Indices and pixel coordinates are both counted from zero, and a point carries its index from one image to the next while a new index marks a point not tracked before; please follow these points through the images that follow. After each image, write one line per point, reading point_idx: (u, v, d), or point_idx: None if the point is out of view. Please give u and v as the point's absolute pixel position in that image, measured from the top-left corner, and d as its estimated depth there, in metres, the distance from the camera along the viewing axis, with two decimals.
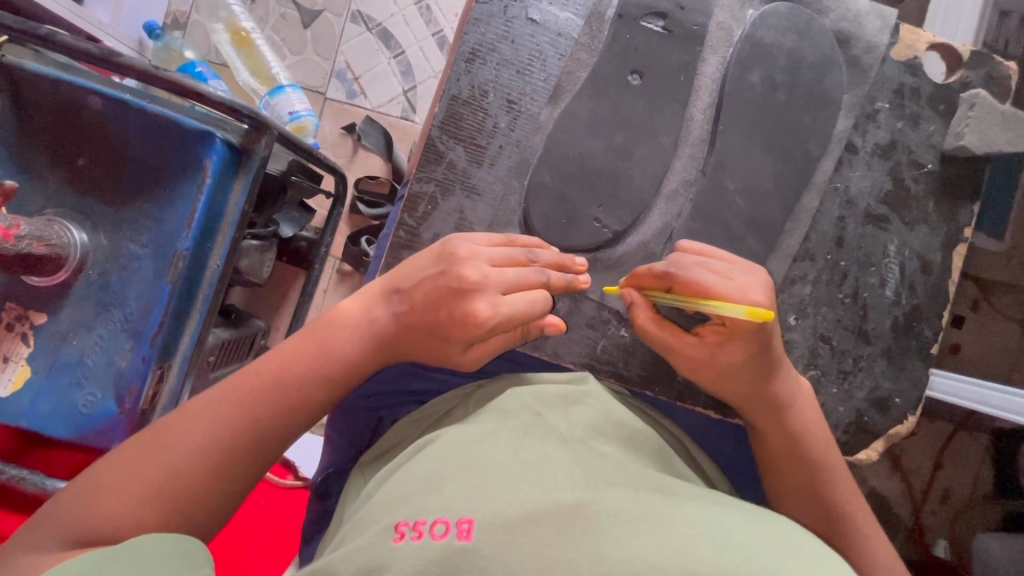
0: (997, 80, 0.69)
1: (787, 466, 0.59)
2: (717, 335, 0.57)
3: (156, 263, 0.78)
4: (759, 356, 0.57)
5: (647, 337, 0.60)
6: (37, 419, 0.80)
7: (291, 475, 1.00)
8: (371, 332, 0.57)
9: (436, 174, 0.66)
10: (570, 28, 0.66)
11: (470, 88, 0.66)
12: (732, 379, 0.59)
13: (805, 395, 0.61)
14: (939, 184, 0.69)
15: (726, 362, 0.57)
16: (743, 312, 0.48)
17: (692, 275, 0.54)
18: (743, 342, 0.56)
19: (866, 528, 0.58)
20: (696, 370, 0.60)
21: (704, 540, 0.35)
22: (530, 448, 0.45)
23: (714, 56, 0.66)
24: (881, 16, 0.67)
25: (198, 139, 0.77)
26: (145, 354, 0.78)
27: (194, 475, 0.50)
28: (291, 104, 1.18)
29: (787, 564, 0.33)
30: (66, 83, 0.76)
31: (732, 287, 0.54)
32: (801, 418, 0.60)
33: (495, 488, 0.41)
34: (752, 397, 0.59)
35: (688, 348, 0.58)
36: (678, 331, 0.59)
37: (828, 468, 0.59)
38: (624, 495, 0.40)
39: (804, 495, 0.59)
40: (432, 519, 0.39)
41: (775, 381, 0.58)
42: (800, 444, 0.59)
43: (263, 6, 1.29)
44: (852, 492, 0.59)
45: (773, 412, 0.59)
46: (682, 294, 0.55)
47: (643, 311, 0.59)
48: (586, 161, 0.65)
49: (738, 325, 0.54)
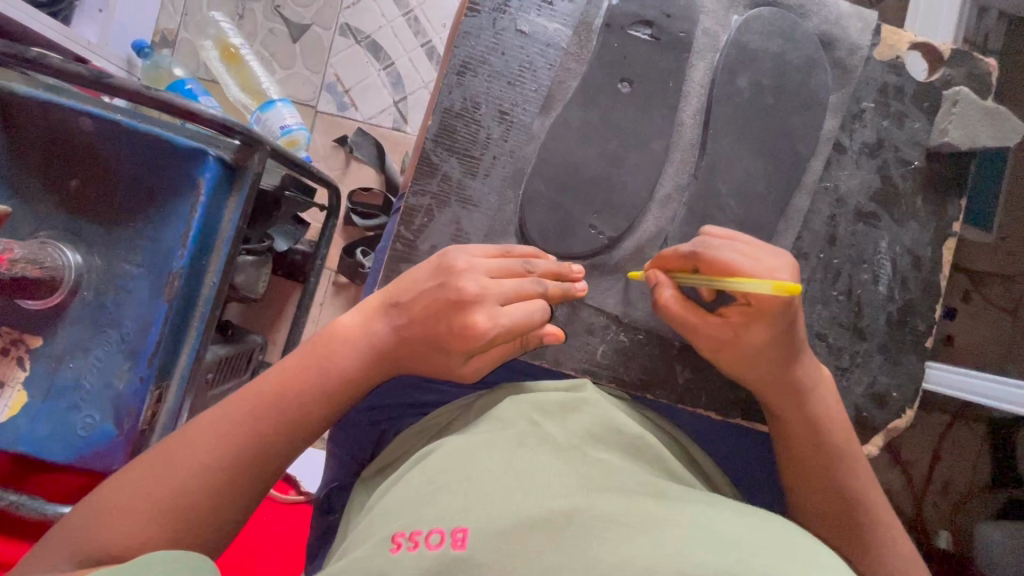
0: (978, 77, 0.70)
1: (808, 455, 0.60)
2: (742, 315, 0.57)
3: (151, 282, 0.78)
4: (782, 339, 0.57)
5: (671, 319, 0.60)
6: (34, 443, 0.79)
7: (293, 490, 0.99)
8: (370, 346, 0.57)
9: (431, 187, 0.66)
10: (559, 38, 0.66)
11: (462, 100, 0.66)
12: (754, 365, 0.59)
13: (825, 382, 0.61)
14: (927, 181, 0.70)
15: (749, 346, 0.58)
16: (766, 286, 0.47)
17: (720, 254, 0.55)
18: (767, 322, 0.56)
19: (883, 518, 0.59)
20: (718, 352, 0.60)
21: (697, 542, 0.35)
22: (525, 456, 0.45)
23: (701, 63, 0.67)
24: (862, 18, 0.68)
25: (191, 158, 0.77)
26: (142, 373, 0.78)
27: (204, 491, 0.50)
28: (281, 118, 1.18)
29: (783, 564, 0.34)
30: (56, 106, 0.76)
31: (757, 268, 0.54)
32: (823, 404, 0.60)
33: (489, 496, 0.41)
34: (774, 384, 0.60)
35: (712, 329, 0.58)
36: (702, 312, 0.59)
37: (848, 456, 0.60)
38: (619, 500, 0.40)
39: (823, 485, 0.60)
40: (428, 529, 0.39)
41: (796, 367, 0.59)
42: (819, 429, 0.60)
43: (252, 22, 1.29)
44: (869, 480, 0.60)
45: (795, 399, 0.60)
46: (709, 272, 0.55)
47: (668, 291, 0.59)
48: (579, 169, 0.65)
49: (763, 304, 0.54)
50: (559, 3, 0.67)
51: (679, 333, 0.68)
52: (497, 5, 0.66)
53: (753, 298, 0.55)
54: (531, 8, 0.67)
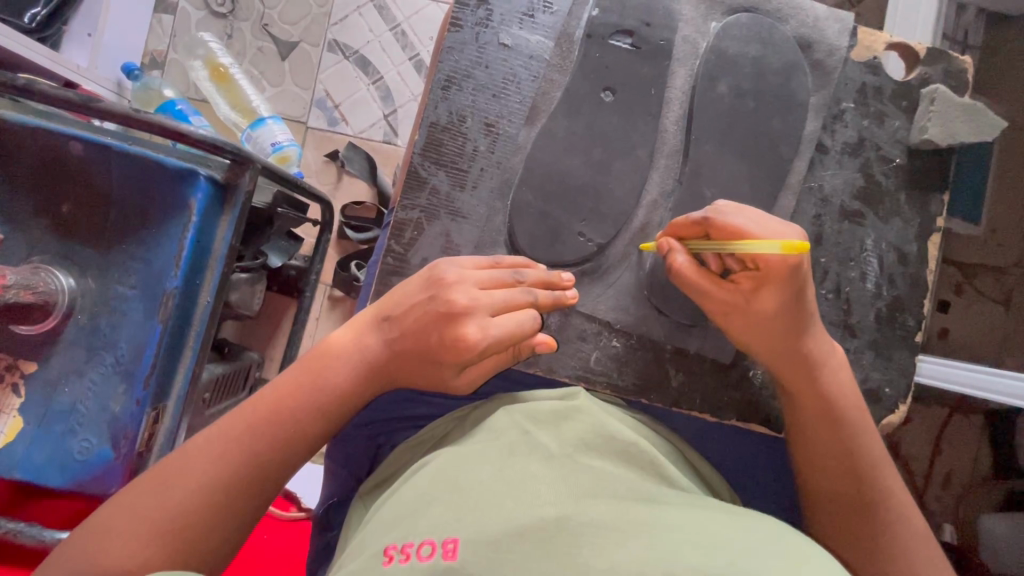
0: (955, 75, 0.71)
1: (821, 428, 0.60)
2: (752, 281, 0.58)
3: (146, 304, 0.78)
4: (793, 305, 0.57)
5: (684, 286, 0.60)
6: (31, 469, 0.79)
7: (293, 507, 0.99)
8: (363, 360, 0.57)
9: (420, 201, 0.67)
10: (541, 50, 0.68)
11: (448, 114, 0.67)
12: (765, 331, 0.59)
13: (836, 356, 0.61)
14: (909, 177, 0.71)
15: (761, 311, 0.58)
16: (775, 247, 0.49)
17: (730, 219, 0.56)
18: (777, 287, 0.56)
19: (898, 494, 0.59)
20: (731, 321, 0.61)
21: (685, 546, 0.36)
22: (515, 466, 0.46)
23: (682, 70, 0.68)
24: (839, 20, 0.69)
25: (181, 178, 0.78)
26: (138, 396, 0.78)
27: (202, 510, 0.50)
28: (272, 135, 1.19)
29: (772, 565, 0.34)
30: (46, 131, 0.76)
31: (766, 231, 0.55)
32: (836, 377, 0.61)
33: (480, 505, 0.41)
34: (788, 357, 0.60)
35: (725, 295, 0.59)
36: (715, 279, 0.59)
37: (863, 430, 0.60)
38: (608, 506, 0.41)
39: (838, 461, 0.60)
40: (419, 540, 0.40)
41: (809, 339, 0.59)
42: (831, 402, 0.60)
43: (240, 41, 1.30)
44: (882, 457, 0.60)
45: (809, 372, 0.60)
46: (720, 238, 0.56)
47: (681, 257, 0.59)
48: (566, 178, 0.66)
49: (772, 268, 0.55)
50: (540, 15, 0.68)
51: (670, 337, 0.69)
52: (480, 20, 0.67)
53: (761, 262, 0.56)
54: (513, 21, 0.68)
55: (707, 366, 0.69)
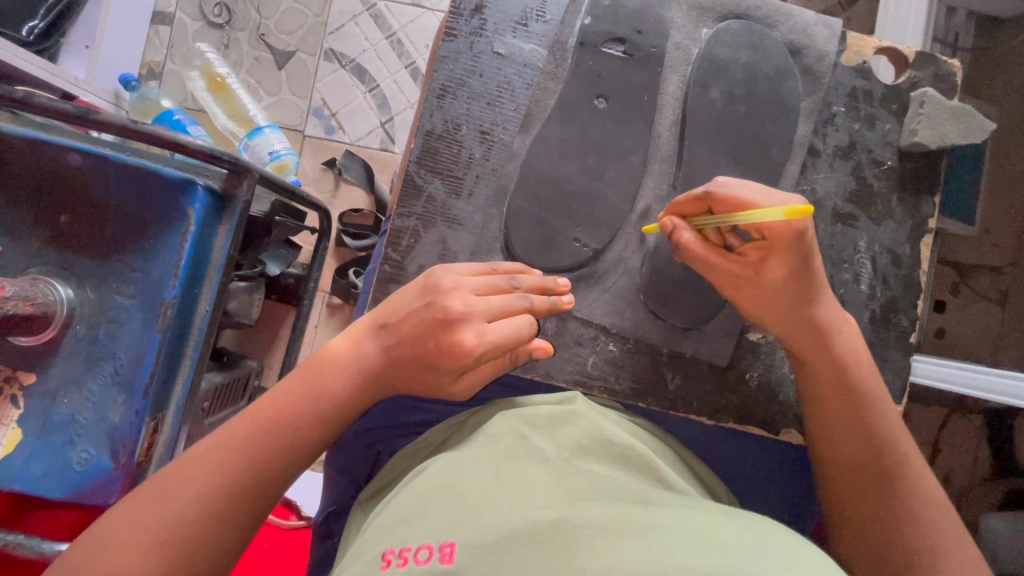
0: (944, 78, 0.72)
1: (833, 397, 0.61)
2: (758, 251, 0.58)
3: (144, 314, 0.79)
4: (801, 272, 0.57)
5: (691, 262, 0.61)
6: (30, 481, 0.79)
7: (293, 515, 0.99)
8: (362, 368, 0.58)
9: (416, 208, 0.67)
10: (535, 58, 0.68)
11: (444, 123, 0.68)
12: (774, 302, 0.59)
13: (848, 324, 0.61)
14: (900, 180, 0.72)
15: (770, 280, 0.58)
16: (777, 214, 0.49)
17: (731, 191, 0.56)
18: (783, 255, 0.56)
19: (915, 465, 0.59)
20: (740, 293, 0.61)
21: (682, 547, 0.36)
22: (511, 471, 0.46)
23: (674, 76, 0.69)
24: (827, 26, 0.70)
25: (179, 188, 0.78)
26: (137, 406, 0.78)
27: (204, 517, 0.51)
28: (270, 143, 1.19)
29: (766, 563, 0.34)
30: (44, 143, 0.77)
31: (768, 200, 0.55)
32: (848, 344, 0.60)
33: (477, 509, 0.42)
34: (800, 327, 0.60)
35: (732, 267, 0.59)
36: (722, 252, 0.59)
37: (876, 400, 0.60)
38: (604, 509, 0.41)
39: (851, 431, 0.60)
40: (416, 545, 0.40)
41: (821, 309, 0.59)
42: (845, 369, 0.60)
43: (237, 51, 1.31)
44: (897, 427, 0.60)
45: (823, 341, 0.59)
46: (722, 211, 0.56)
47: (687, 233, 0.59)
48: (561, 184, 0.66)
49: (776, 236, 0.55)
50: (533, 24, 0.68)
51: (666, 340, 0.69)
52: (474, 29, 0.68)
53: (766, 231, 0.56)
54: (507, 30, 0.68)
55: (704, 369, 0.69)
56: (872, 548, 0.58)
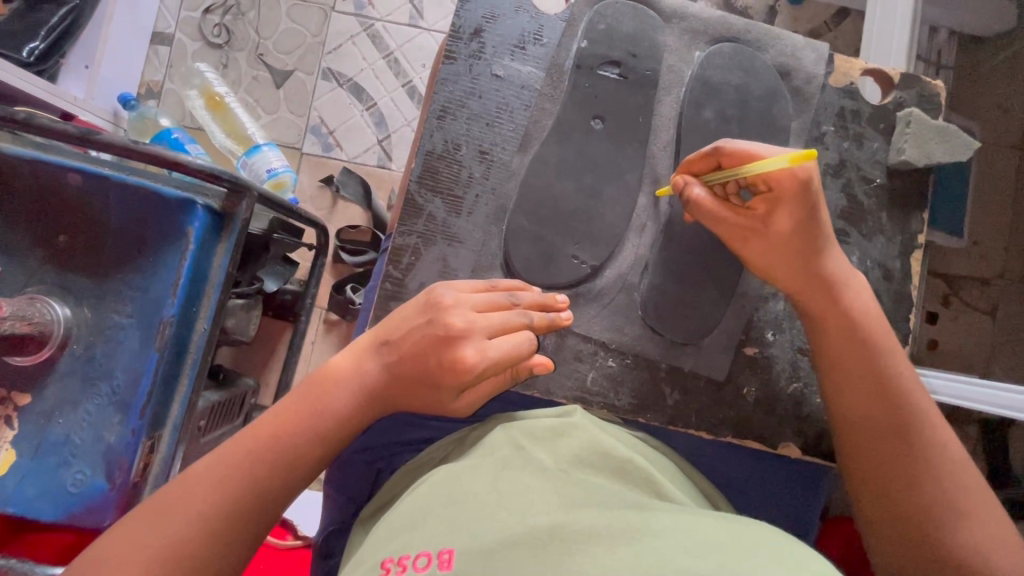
0: (928, 98, 0.74)
1: (848, 349, 0.61)
2: (766, 203, 0.60)
3: (142, 332, 0.79)
4: (807, 223, 0.59)
5: (701, 218, 0.63)
6: (23, 503, 0.78)
7: (290, 535, 0.98)
8: (361, 386, 0.58)
9: (416, 227, 0.68)
10: (533, 80, 0.70)
11: (444, 143, 0.69)
12: (783, 253, 0.61)
13: (856, 278, 0.63)
14: (889, 197, 0.74)
15: (779, 231, 0.60)
16: (782, 160, 0.52)
17: (738, 145, 0.59)
18: (790, 205, 0.59)
19: (933, 420, 0.59)
20: (749, 248, 0.62)
21: (677, 551, 0.36)
22: (508, 479, 0.47)
23: (668, 97, 0.71)
24: (815, 49, 0.72)
25: (178, 208, 0.79)
26: (134, 425, 0.78)
27: (202, 536, 0.50)
28: (268, 161, 1.21)
29: (760, 565, 0.34)
30: (44, 162, 0.77)
31: (774, 152, 0.58)
32: (856, 295, 0.62)
33: (475, 516, 0.43)
34: (808, 281, 0.61)
35: (742, 221, 0.61)
36: (731, 206, 0.62)
37: (891, 358, 0.61)
38: (600, 514, 0.41)
39: (866, 381, 0.60)
40: (416, 553, 0.41)
41: (827, 263, 0.61)
42: (856, 320, 0.61)
43: (236, 70, 1.33)
44: (912, 380, 0.61)
45: (832, 297, 0.61)
46: (730, 165, 0.60)
47: (698, 190, 0.62)
48: (558, 203, 0.67)
49: (782, 185, 0.58)
50: (531, 47, 0.70)
51: (665, 356, 0.70)
52: (473, 52, 0.70)
53: (773, 182, 0.58)
54: (505, 53, 0.70)
55: (702, 384, 0.70)
56: (890, 502, 0.58)
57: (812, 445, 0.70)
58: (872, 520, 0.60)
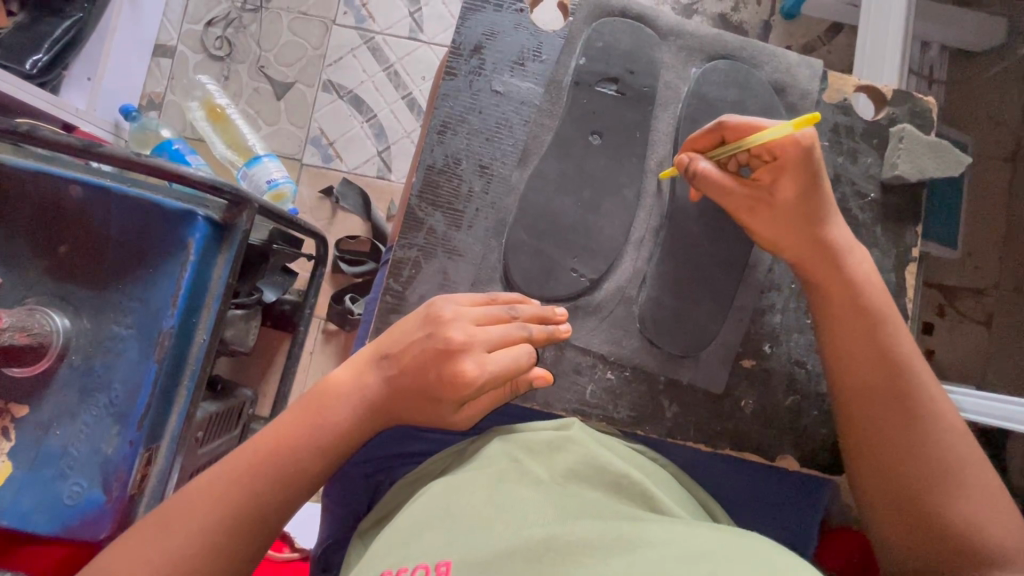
0: (920, 114, 0.76)
1: (847, 316, 0.62)
2: (770, 172, 0.62)
3: (141, 345, 0.79)
4: (809, 192, 0.61)
5: (709, 193, 0.63)
6: (19, 515, 0.77)
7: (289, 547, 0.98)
8: (363, 399, 0.58)
9: (417, 240, 0.69)
10: (532, 96, 0.71)
11: (444, 157, 0.70)
12: (786, 224, 0.62)
13: (858, 252, 0.64)
14: (883, 211, 0.75)
15: (783, 199, 0.62)
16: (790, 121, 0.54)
17: (740, 118, 0.62)
18: (793, 173, 0.61)
19: (932, 390, 0.60)
20: (755, 219, 0.63)
21: (668, 561, 0.37)
22: (505, 491, 0.47)
23: (665, 113, 0.72)
24: (810, 66, 0.74)
25: (179, 219, 0.79)
26: (132, 437, 0.78)
27: (202, 549, 0.50)
28: (268, 172, 1.22)
29: (750, 571, 0.35)
30: (46, 174, 0.77)
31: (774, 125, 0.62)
32: (858, 265, 0.63)
33: (472, 530, 0.43)
34: (811, 250, 0.62)
35: (748, 192, 0.62)
36: (736, 178, 0.63)
37: (893, 326, 0.62)
38: (594, 524, 0.42)
39: (865, 350, 0.61)
40: (413, 566, 0.41)
41: (829, 236, 0.62)
42: (856, 289, 0.62)
43: (237, 82, 1.34)
44: (912, 350, 0.61)
45: (834, 265, 0.62)
46: (735, 138, 0.62)
47: (704, 162, 0.63)
48: (557, 218, 0.68)
49: (787, 154, 0.60)
50: (530, 63, 0.71)
51: (663, 369, 0.70)
52: (473, 68, 0.71)
53: (776, 151, 0.61)
54: (505, 69, 0.71)
55: (700, 396, 0.70)
56: (887, 470, 0.59)
57: (810, 457, 0.70)
58: (869, 490, 0.60)
